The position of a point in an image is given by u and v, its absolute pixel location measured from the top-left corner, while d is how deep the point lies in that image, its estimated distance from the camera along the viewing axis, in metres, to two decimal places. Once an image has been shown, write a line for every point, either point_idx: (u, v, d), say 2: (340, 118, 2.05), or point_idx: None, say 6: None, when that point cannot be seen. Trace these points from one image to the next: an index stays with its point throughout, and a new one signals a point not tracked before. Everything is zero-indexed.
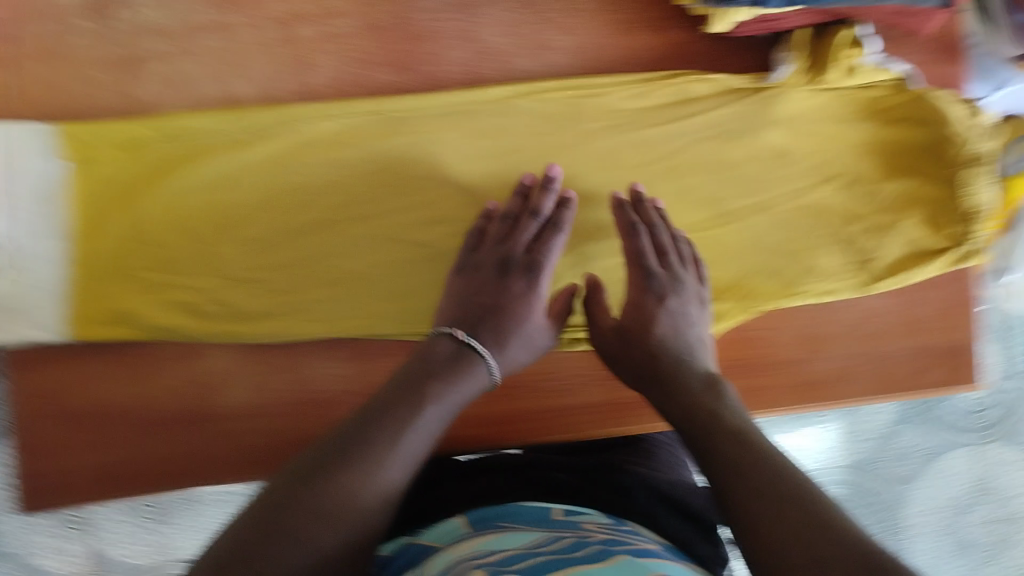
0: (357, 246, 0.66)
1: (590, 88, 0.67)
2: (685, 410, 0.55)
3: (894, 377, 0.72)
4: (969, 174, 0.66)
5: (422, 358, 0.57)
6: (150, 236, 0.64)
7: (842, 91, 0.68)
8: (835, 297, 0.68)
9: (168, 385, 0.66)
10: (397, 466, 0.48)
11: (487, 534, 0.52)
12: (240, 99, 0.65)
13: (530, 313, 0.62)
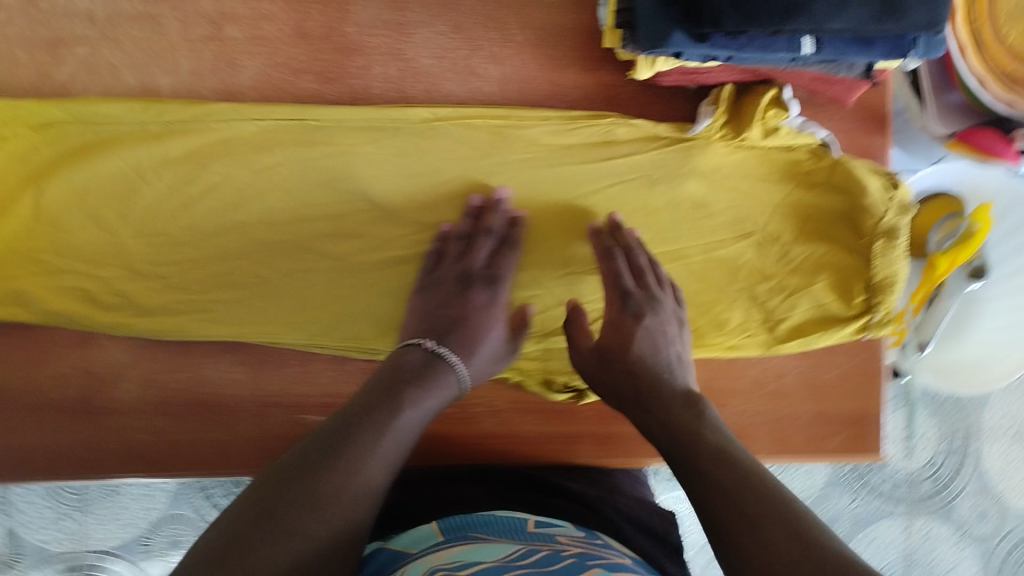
0: (265, 251, 0.65)
1: (514, 119, 0.67)
2: (664, 428, 0.56)
3: (791, 438, 0.73)
4: (885, 245, 0.65)
5: (396, 368, 0.59)
6: (55, 220, 0.63)
7: (763, 151, 0.68)
8: (738, 353, 0.69)
9: (58, 373, 0.65)
10: (378, 466, 0.51)
11: (462, 544, 0.51)
12: (160, 91, 0.65)
13: (493, 325, 0.64)
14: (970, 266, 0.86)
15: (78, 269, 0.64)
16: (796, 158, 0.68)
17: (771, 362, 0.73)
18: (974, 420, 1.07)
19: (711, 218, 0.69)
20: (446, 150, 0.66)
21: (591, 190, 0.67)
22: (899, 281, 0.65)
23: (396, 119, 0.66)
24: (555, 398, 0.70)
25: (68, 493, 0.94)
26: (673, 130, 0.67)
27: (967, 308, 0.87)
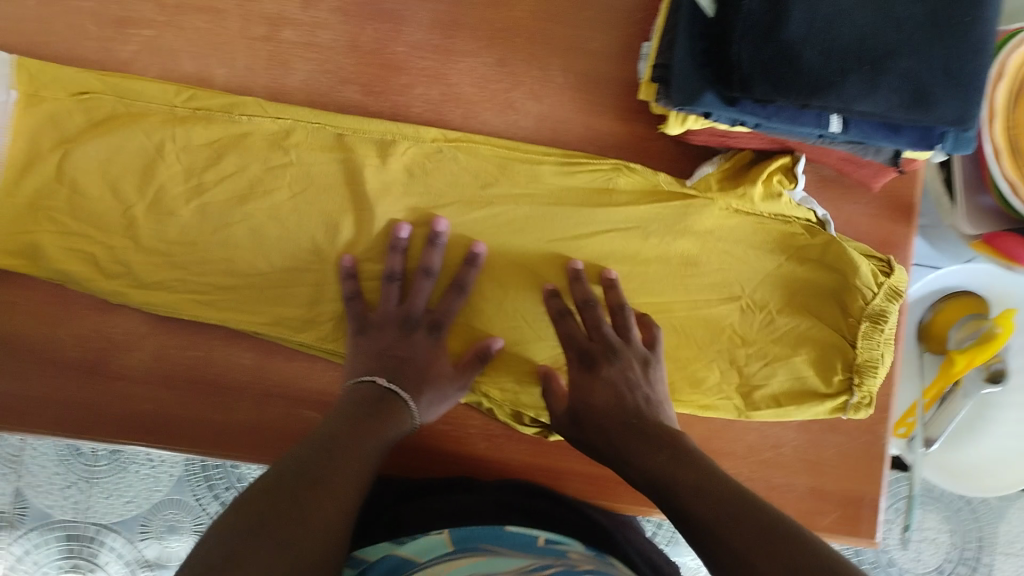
0: (264, 243, 0.67)
1: (523, 153, 0.69)
2: (642, 473, 0.54)
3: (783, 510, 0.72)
4: (871, 328, 0.66)
5: (358, 398, 0.61)
6: (79, 183, 0.65)
7: (760, 220, 0.69)
8: (714, 413, 0.71)
9: (74, 333, 0.67)
10: (346, 481, 0.52)
11: (472, 556, 0.53)
12: (212, 81, 0.68)
13: (439, 365, 0.67)
14: (989, 370, 0.82)
15: (88, 232, 0.65)
16: (790, 231, 0.69)
17: (769, 429, 0.73)
18: (989, 531, 1.10)
19: (700, 276, 0.70)
20: (471, 173, 0.68)
21: (587, 232, 0.69)
22: (881, 365, 0.67)
23: (403, 134, 0.67)
24: (522, 430, 0.71)
25: (79, 463, 0.97)
26: (674, 184, 0.68)
27: (982, 409, 0.86)
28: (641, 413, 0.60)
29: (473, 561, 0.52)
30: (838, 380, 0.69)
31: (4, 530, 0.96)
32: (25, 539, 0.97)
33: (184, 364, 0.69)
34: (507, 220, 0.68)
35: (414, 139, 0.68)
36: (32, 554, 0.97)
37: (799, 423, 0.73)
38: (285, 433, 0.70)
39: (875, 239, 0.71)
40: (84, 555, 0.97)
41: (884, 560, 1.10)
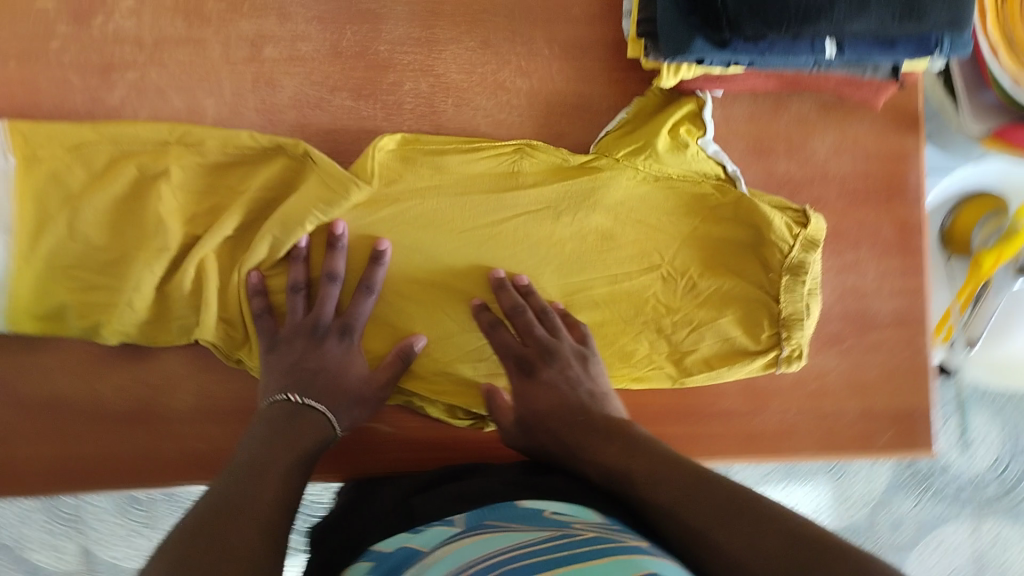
0: (210, 273, 0.66)
1: (429, 145, 0.67)
2: (602, 468, 0.57)
3: (836, 436, 0.73)
4: (793, 281, 0.68)
5: (285, 421, 0.62)
6: (88, 237, 0.65)
7: (666, 180, 0.69)
8: (644, 382, 0.71)
9: (115, 385, 0.68)
10: (266, 506, 0.53)
11: (479, 534, 0.50)
12: (204, 112, 0.67)
13: (353, 370, 0.67)
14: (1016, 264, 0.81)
15: (109, 284, 0.65)
16: (700, 191, 0.70)
17: (810, 361, 0.73)
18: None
19: (617, 249, 0.70)
20: (388, 170, 0.66)
21: (502, 217, 0.68)
22: (806, 316, 0.69)
23: (350, 185, 0.63)
24: (458, 424, 0.72)
25: (136, 510, 0.98)
26: (585, 160, 0.68)
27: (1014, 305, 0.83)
28: (588, 405, 0.64)
29: (476, 541, 0.49)
30: (766, 336, 0.70)
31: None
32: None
33: (227, 396, 0.70)
34: (417, 217, 0.67)
35: (373, 187, 0.64)
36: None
37: (840, 349, 0.73)
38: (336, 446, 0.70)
39: (885, 156, 0.71)
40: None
41: (939, 467, 1.18)
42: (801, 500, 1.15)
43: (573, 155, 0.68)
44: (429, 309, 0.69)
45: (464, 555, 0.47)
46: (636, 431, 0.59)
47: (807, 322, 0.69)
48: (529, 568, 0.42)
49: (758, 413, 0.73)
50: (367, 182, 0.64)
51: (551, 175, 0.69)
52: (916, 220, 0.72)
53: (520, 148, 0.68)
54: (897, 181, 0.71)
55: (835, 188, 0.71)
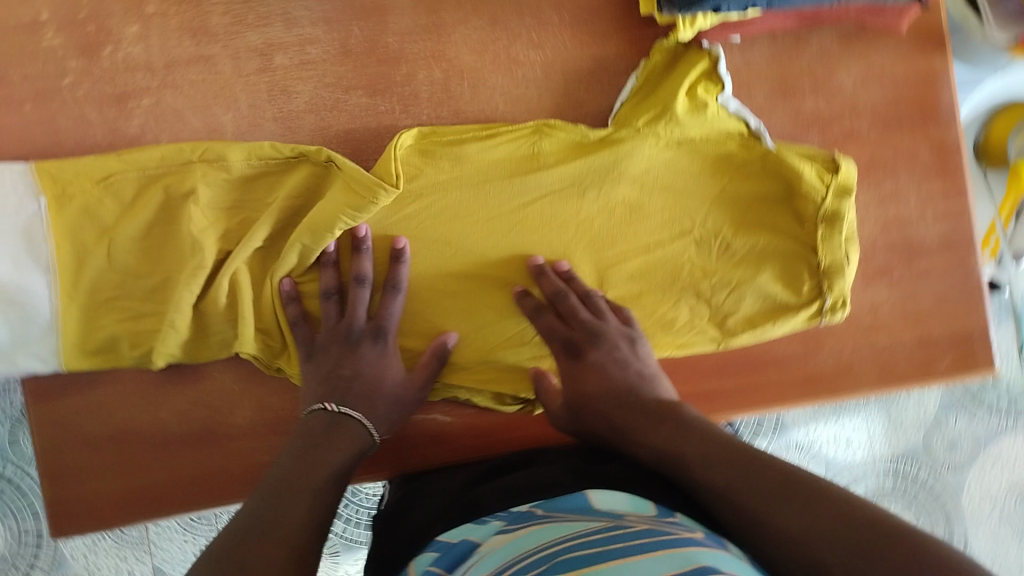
0: (245, 289, 0.66)
1: (446, 137, 0.67)
2: (654, 452, 0.56)
3: (894, 368, 0.72)
4: (827, 232, 0.67)
5: (330, 437, 0.62)
6: (127, 268, 0.65)
7: (688, 144, 0.68)
8: (691, 349, 0.70)
9: (177, 409, 0.69)
10: (296, 521, 0.54)
11: (531, 525, 0.51)
12: (223, 128, 0.67)
13: (390, 372, 0.67)
14: None
15: (157, 311, 0.66)
16: (725, 149, 0.69)
17: (860, 297, 0.72)
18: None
19: (648, 218, 0.69)
20: (409, 167, 0.67)
21: (526, 201, 0.68)
22: (847, 265, 0.68)
23: (379, 190, 0.63)
24: (507, 410, 0.72)
25: (202, 525, 1.00)
26: (604, 134, 0.67)
27: None
28: (638, 387, 0.64)
29: (530, 532, 0.49)
30: (807, 288, 0.70)
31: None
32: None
33: (284, 406, 0.70)
34: (441, 211, 0.67)
35: (401, 190, 0.64)
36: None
37: (890, 280, 0.72)
38: (404, 443, 0.71)
39: (914, 78, 0.69)
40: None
41: (989, 382, 1.18)
42: (853, 432, 1.15)
43: (592, 130, 0.68)
44: (474, 295, 0.69)
45: (517, 548, 0.48)
46: (688, 412, 0.58)
47: (847, 271, 0.68)
48: (579, 561, 0.43)
49: (813, 354, 0.73)
50: (394, 188, 0.63)
51: (572, 152, 0.68)
52: (952, 140, 0.71)
53: (536, 128, 0.67)
54: (930, 103, 0.70)
55: (867, 119, 0.69)
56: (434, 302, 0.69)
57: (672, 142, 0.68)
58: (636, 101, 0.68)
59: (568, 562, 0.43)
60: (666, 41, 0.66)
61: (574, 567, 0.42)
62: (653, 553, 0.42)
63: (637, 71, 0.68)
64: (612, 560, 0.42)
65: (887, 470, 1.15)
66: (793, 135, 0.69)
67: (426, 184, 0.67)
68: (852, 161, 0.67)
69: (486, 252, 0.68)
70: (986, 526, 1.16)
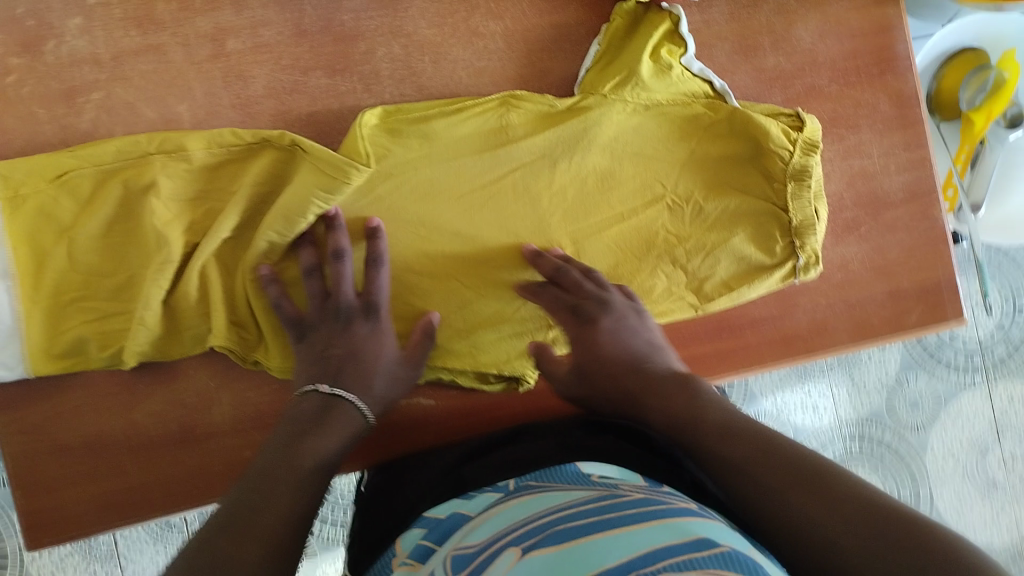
0: (213, 283, 0.64)
1: (411, 115, 0.66)
2: (666, 418, 0.53)
3: (868, 322, 0.73)
4: (797, 189, 0.66)
5: (326, 422, 0.59)
6: (89, 266, 0.63)
7: (656, 108, 0.67)
8: (671, 317, 0.69)
9: (151, 411, 0.67)
10: (279, 510, 0.52)
11: (529, 496, 0.50)
12: (179, 119, 0.65)
13: (383, 350, 0.65)
14: (1006, 117, 0.84)
15: (124, 309, 0.64)
16: (693, 112, 0.68)
17: (832, 253, 0.72)
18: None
19: (620, 186, 0.68)
20: (376, 147, 0.65)
21: (497, 175, 0.67)
22: (818, 221, 0.67)
23: (350, 170, 0.62)
24: (490, 389, 0.71)
25: (170, 537, 0.98)
26: (571, 102, 0.67)
27: (1013, 156, 0.85)
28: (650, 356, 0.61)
29: (518, 504, 0.50)
30: (780, 248, 0.68)
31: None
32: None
33: (263, 400, 0.69)
34: (412, 189, 0.66)
35: (373, 167, 0.62)
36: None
37: (859, 235, 0.72)
38: (388, 431, 0.70)
39: (868, 29, 0.70)
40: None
41: (947, 339, 1.20)
42: (818, 398, 1.17)
43: (559, 99, 0.67)
44: (451, 275, 0.67)
45: (514, 517, 0.47)
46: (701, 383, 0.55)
47: (818, 227, 0.67)
48: (577, 529, 0.42)
49: (789, 314, 0.72)
50: (365, 168, 0.62)
51: (540, 122, 0.67)
52: (911, 89, 0.72)
53: (503, 100, 0.67)
54: (887, 53, 0.71)
55: (826, 73, 0.70)
56: (409, 284, 0.67)
57: (641, 106, 0.67)
58: (598, 70, 0.68)
59: (565, 531, 0.43)
60: (626, 2, 0.67)
61: (571, 536, 0.42)
62: (652, 521, 0.41)
63: (598, 39, 0.68)
64: (602, 528, 0.42)
65: (853, 433, 1.17)
66: (757, 93, 0.69)
67: (397, 163, 0.65)
68: (812, 117, 0.67)
69: (459, 229, 0.67)
70: (948, 482, 1.19)
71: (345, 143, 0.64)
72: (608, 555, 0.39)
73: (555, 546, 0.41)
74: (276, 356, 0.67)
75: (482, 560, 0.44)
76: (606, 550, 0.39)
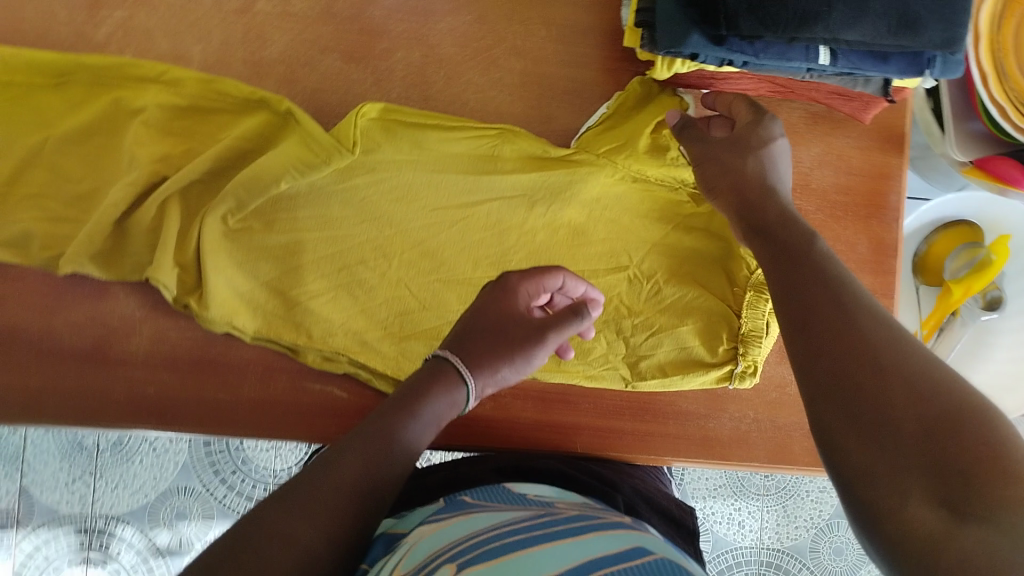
0: (171, 220, 0.65)
1: (409, 119, 0.66)
2: (789, 236, 0.50)
3: (790, 448, 0.74)
4: (754, 298, 0.67)
5: (439, 387, 0.58)
6: (56, 166, 0.63)
7: (642, 186, 0.69)
8: (598, 381, 0.70)
9: (72, 322, 0.67)
10: (354, 465, 0.50)
11: (457, 516, 0.52)
12: (190, 59, 0.67)
13: (513, 317, 0.61)
14: (986, 298, 0.84)
15: (78, 218, 0.64)
16: (677, 198, 0.69)
17: (773, 370, 0.74)
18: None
19: (588, 244, 0.70)
20: (369, 139, 0.66)
21: (476, 201, 0.69)
22: (765, 333, 0.67)
23: (333, 153, 0.64)
24: None
25: (82, 457, 1.04)
26: (566, 154, 0.68)
27: (981, 334, 0.86)
28: (810, 238, 0.50)
29: (456, 521, 0.51)
30: (723, 349, 0.69)
31: (12, 527, 1.02)
32: (35, 535, 1.03)
33: (184, 345, 0.68)
34: (392, 188, 0.67)
35: (355, 157, 0.65)
36: (43, 549, 1.03)
37: None
38: (294, 409, 0.69)
39: (868, 171, 0.72)
40: (96, 547, 1.03)
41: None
42: (746, 516, 1.17)
43: (553, 148, 0.68)
44: (402, 279, 0.69)
45: (443, 537, 0.48)
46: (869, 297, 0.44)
47: (765, 340, 0.67)
48: (510, 544, 0.45)
49: (715, 417, 0.73)
50: (341, 155, 0.64)
51: (528, 162, 0.68)
52: (893, 240, 0.72)
53: (501, 132, 0.68)
54: (878, 199, 0.72)
55: (815, 200, 0.71)
56: (358, 277, 0.68)
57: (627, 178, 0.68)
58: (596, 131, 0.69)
59: (501, 546, 0.44)
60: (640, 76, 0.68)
61: (505, 551, 0.44)
62: (588, 535, 0.46)
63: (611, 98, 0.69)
64: (540, 542, 0.45)
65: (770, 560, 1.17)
66: None
67: (382, 160, 0.67)
68: None
69: (426, 240, 0.69)
70: None
71: (339, 123, 0.65)
72: (551, 563, 0.42)
73: (488, 557, 0.43)
74: (209, 308, 0.65)
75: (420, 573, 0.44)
76: (545, 558, 0.42)
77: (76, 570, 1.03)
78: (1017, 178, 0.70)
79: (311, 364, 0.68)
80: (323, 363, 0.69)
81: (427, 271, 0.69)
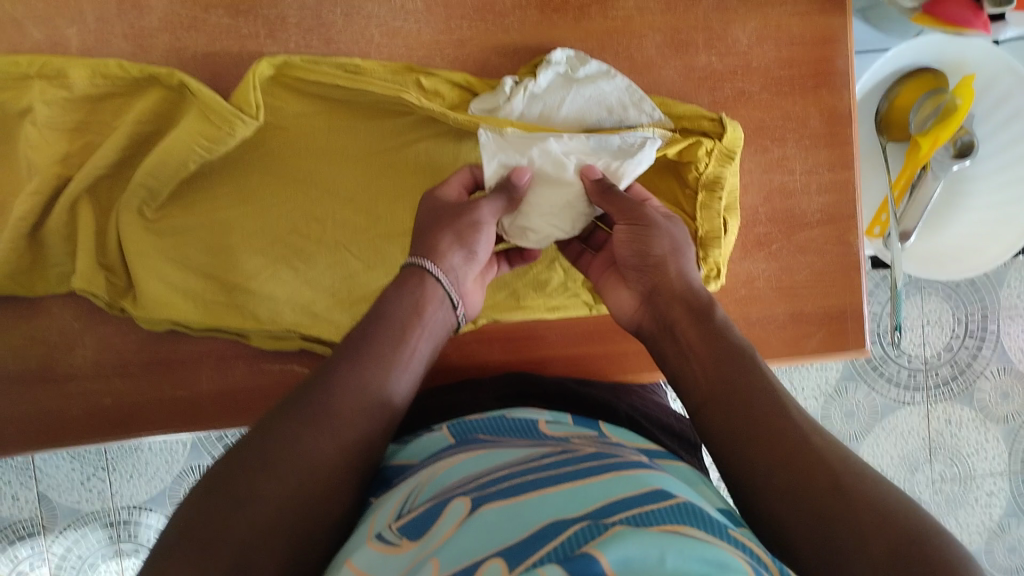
0: (83, 224, 0.62)
1: (312, 74, 0.61)
2: (713, 362, 0.50)
3: (768, 341, 0.70)
4: (708, 198, 0.64)
5: (399, 288, 0.54)
6: None
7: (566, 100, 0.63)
8: (560, 312, 0.68)
9: (12, 343, 0.64)
10: (342, 401, 0.47)
11: (468, 452, 0.49)
12: (68, 44, 0.61)
13: (455, 212, 0.56)
14: (958, 145, 0.81)
15: None
16: None
17: (738, 266, 0.69)
18: (991, 301, 1.10)
19: None
20: (273, 101, 0.63)
21: (402, 144, 0.65)
22: (724, 235, 0.64)
23: (236, 122, 0.58)
24: None
25: (90, 454, 1.00)
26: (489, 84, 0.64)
27: (956, 184, 0.83)
28: (713, 304, 0.54)
29: (468, 457, 0.49)
30: None
31: (40, 534, 1.00)
32: (63, 537, 1.01)
33: (131, 348, 0.66)
34: (307, 146, 0.64)
35: (261, 122, 0.59)
36: (74, 549, 1.01)
37: (769, 252, 0.69)
38: (256, 393, 0.67)
39: (811, 37, 0.68)
40: (125, 538, 1.01)
41: (893, 353, 1.09)
42: None
43: (473, 80, 0.64)
44: (342, 243, 0.65)
45: (456, 474, 0.46)
46: (772, 371, 0.49)
47: (723, 240, 0.65)
48: (528, 484, 0.42)
49: None
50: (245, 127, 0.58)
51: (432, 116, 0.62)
52: (845, 105, 0.69)
53: (411, 72, 0.63)
54: (825, 66, 0.68)
55: (759, 79, 0.67)
56: (296, 247, 0.65)
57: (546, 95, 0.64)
58: (516, 70, 0.66)
59: (518, 486, 0.42)
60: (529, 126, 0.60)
61: (521, 491, 0.41)
62: (610, 472, 0.42)
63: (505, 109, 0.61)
64: (567, 482, 0.42)
65: None
66: (684, 92, 0.67)
67: (290, 118, 0.63)
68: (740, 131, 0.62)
69: (352, 197, 0.65)
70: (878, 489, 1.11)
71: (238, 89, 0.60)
72: (574, 505, 0.39)
73: (502, 501, 0.40)
74: (144, 309, 0.63)
75: (430, 510, 0.42)
76: (568, 500, 0.39)
77: (111, 564, 1.02)
78: (970, 19, 0.66)
79: (260, 346, 0.66)
80: (272, 343, 0.66)
81: (363, 227, 0.66)
